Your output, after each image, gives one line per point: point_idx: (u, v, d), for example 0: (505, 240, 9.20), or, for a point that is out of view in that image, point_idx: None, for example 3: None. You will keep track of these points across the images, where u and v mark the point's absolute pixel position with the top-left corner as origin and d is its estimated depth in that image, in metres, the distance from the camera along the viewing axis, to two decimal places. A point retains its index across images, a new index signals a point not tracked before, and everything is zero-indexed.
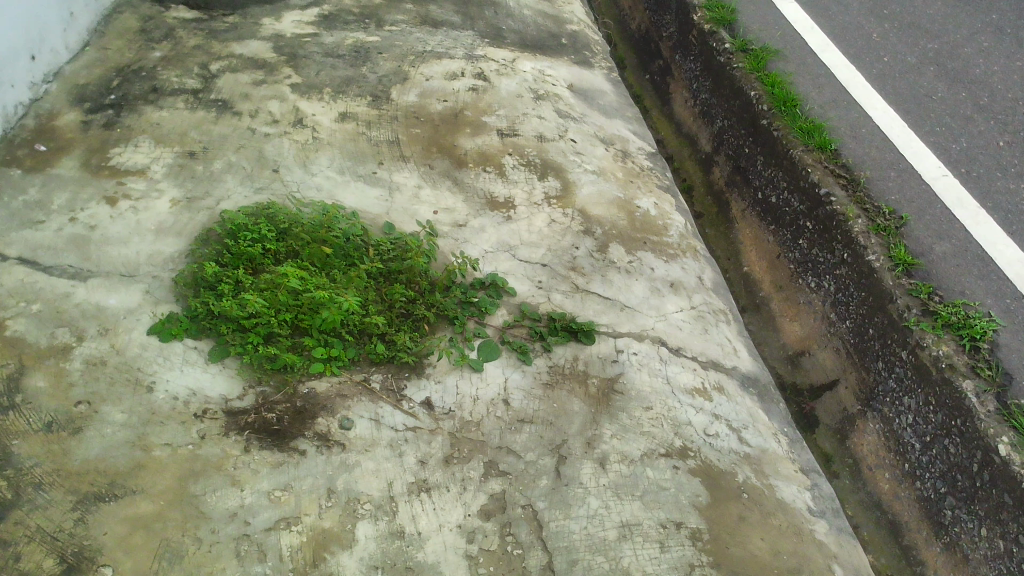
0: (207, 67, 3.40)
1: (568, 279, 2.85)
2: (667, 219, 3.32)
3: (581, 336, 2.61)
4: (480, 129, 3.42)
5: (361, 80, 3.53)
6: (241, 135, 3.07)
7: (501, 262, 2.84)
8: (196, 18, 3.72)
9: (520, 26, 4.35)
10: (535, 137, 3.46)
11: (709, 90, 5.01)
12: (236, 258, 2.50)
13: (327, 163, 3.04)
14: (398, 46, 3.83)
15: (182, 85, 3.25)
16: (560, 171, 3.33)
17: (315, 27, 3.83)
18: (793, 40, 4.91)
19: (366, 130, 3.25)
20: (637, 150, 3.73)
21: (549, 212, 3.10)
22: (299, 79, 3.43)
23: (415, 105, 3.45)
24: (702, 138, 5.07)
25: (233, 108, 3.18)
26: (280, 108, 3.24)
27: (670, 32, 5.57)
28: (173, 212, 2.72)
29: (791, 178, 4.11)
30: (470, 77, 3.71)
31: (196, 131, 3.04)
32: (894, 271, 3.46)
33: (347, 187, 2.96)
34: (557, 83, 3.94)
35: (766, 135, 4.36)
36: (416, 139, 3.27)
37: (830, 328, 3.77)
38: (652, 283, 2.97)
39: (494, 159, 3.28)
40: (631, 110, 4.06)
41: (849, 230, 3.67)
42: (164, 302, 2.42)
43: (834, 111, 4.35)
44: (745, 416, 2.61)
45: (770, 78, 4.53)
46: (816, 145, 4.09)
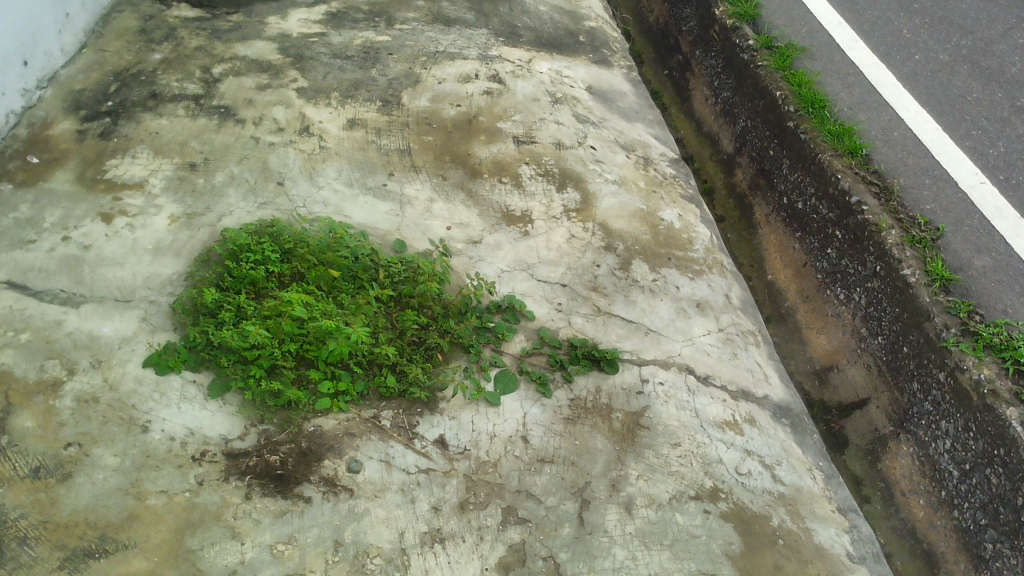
0: (209, 71, 3.23)
1: (589, 301, 2.69)
2: (691, 232, 3.16)
3: (603, 364, 2.47)
4: (495, 135, 3.25)
5: (370, 83, 3.36)
6: (244, 144, 2.91)
7: (519, 281, 2.68)
8: (199, 16, 3.57)
9: (536, 23, 4.17)
10: (552, 144, 3.28)
11: (731, 88, 4.82)
12: (238, 282, 2.35)
13: (335, 175, 2.88)
14: (409, 46, 3.66)
15: (183, 91, 3.09)
16: (580, 181, 3.15)
17: (322, 26, 3.67)
18: (821, 36, 4.71)
19: (376, 137, 3.08)
20: (659, 157, 3.56)
21: (569, 227, 2.93)
22: (306, 83, 3.27)
23: (427, 110, 3.28)
24: (723, 138, 4.89)
25: (235, 115, 3.02)
26: (285, 115, 3.08)
27: (689, 26, 5.36)
28: (172, 229, 2.57)
29: (819, 184, 3.93)
30: (485, 80, 3.54)
31: (197, 141, 2.89)
32: (931, 286, 3.29)
33: (356, 201, 2.80)
34: (575, 84, 3.77)
35: (792, 138, 4.18)
36: (429, 147, 3.11)
37: (861, 344, 3.61)
38: (677, 303, 2.81)
39: (510, 169, 3.11)
40: (653, 113, 3.88)
41: (882, 242, 3.50)
42: (161, 330, 2.28)
43: (865, 113, 4.16)
44: (778, 451, 2.45)
45: (796, 77, 4.34)
46: (846, 149, 3.91)
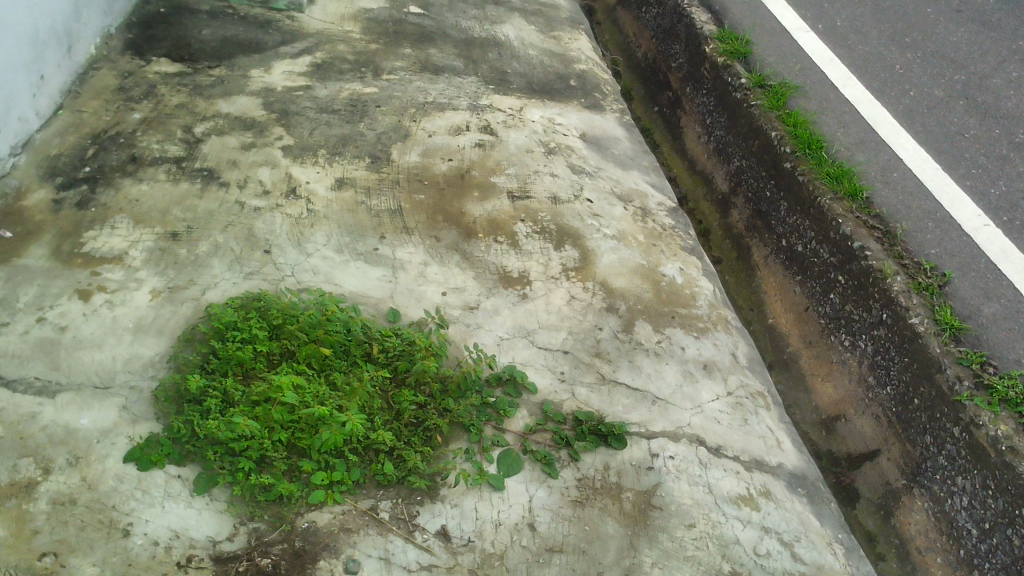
0: (191, 130, 3.13)
1: (592, 368, 2.58)
2: (694, 287, 3.06)
3: (611, 440, 2.35)
4: (488, 191, 3.15)
5: (358, 138, 3.26)
6: (229, 210, 2.79)
7: (519, 350, 2.57)
8: (180, 72, 3.48)
9: (526, 68, 4.10)
10: (548, 199, 3.18)
11: (724, 127, 4.74)
12: (223, 364, 2.23)
13: (324, 240, 2.77)
14: (397, 98, 3.57)
15: (164, 153, 2.97)
16: (577, 238, 3.05)
17: (307, 78, 3.59)
18: (813, 73, 4.66)
19: (366, 198, 2.97)
20: (657, 206, 3.46)
21: (568, 288, 2.83)
22: (292, 141, 3.17)
23: (418, 166, 3.18)
24: (717, 177, 4.80)
25: (219, 178, 2.91)
26: (272, 176, 2.97)
27: (679, 63, 5.30)
28: (154, 305, 2.45)
29: (820, 228, 3.85)
30: (476, 131, 3.44)
31: (179, 208, 2.77)
32: (940, 336, 3.21)
33: (347, 268, 2.69)
34: (567, 132, 3.68)
35: (789, 180, 4.10)
36: (421, 206, 3.00)
37: (869, 393, 3.51)
38: (683, 365, 2.71)
39: (505, 227, 3.00)
40: (648, 159, 3.79)
41: (888, 289, 3.41)
42: (143, 419, 2.14)
43: (862, 153, 4.10)
44: (796, 526, 2.34)
45: (791, 117, 4.27)
46: (846, 192, 3.83)
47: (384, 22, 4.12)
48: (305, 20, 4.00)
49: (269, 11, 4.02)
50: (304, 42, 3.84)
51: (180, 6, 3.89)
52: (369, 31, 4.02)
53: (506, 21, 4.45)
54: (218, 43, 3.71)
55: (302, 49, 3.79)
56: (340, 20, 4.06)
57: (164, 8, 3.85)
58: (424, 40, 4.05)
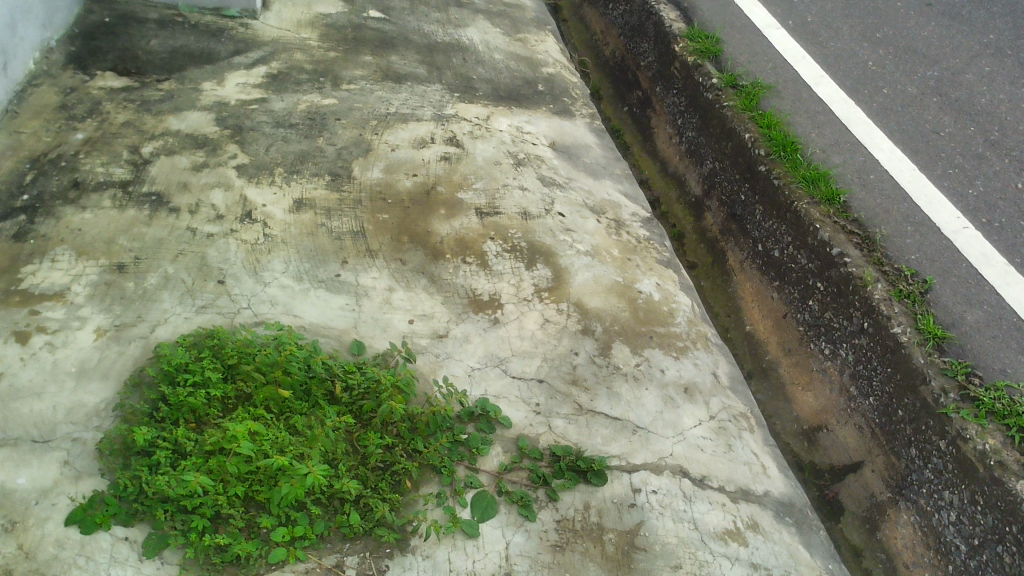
0: (138, 150, 2.95)
1: (569, 397, 2.46)
2: (672, 303, 2.95)
3: (590, 476, 2.24)
4: (455, 208, 3.00)
5: (317, 154, 3.11)
6: (179, 238, 2.62)
7: (491, 380, 2.44)
8: (126, 87, 3.30)
9: (492, 73, 3.96)
10: (518, 214, 3.05)
11: (696, 127, 4.63)
12: (174, 412, 2.08)
13: (282, 267, 2.61)
14: (358, 109, 3.41)
15: (109, 177, 2.80)
16: (550, 256, 2.92)
17: (262, 90, 3.42)
18: (786, 72, 4.56)
19: (326, 219, 2.82)
20: (631, 217, 3.35)
21: (541, 310, 2.71)
22: (246, 159, 3.01)
23: (381, 183, 3.03)
24: (690, 179, 4.69)
25: (169, 203, 2.74)
26: (225, 199, 2.80)
27: (648, 62, 5.18)
28: (98, 346, 2.28)
29: (797, 233, 3.76)
30: (441, 143, 3.29)
31: (126, 236, 2.59)
32: (924, 346, 3.13)
33: (307, 297, 2.54)
34: (537, 141, 3.55)
35: (764, 183, 4.00)
36: (384, 227, 2.85)
37: (851, 403, 3.42)
38: (664, 389, 2.60)
39: (474, 247, 2.87)
40: (620, 166, 3.68)
41: (869, 298, 3.33)
42: (86, 475, 1.98)
43: (838, 154, 4.01)
44: (786, 560, 2.24)
45: (765, 118, 4.17)
46: (823, 196, 3.75)
47: (342, 27, 3.96)
48: (259, 28, 3.83)
49: (221, 18, 3.84)
50: (259, 51, 3.68)
51: (126, 16, 3.71)
52: (327, 38, 3.85)
53: (470, 24, 4.30)
54: (167, 55, 3.54)
55: (257, 59, 3.62)
56: (296, 27, 3.90)
57: (109, 18, 3.66)
58: (385, 46, 3.89)
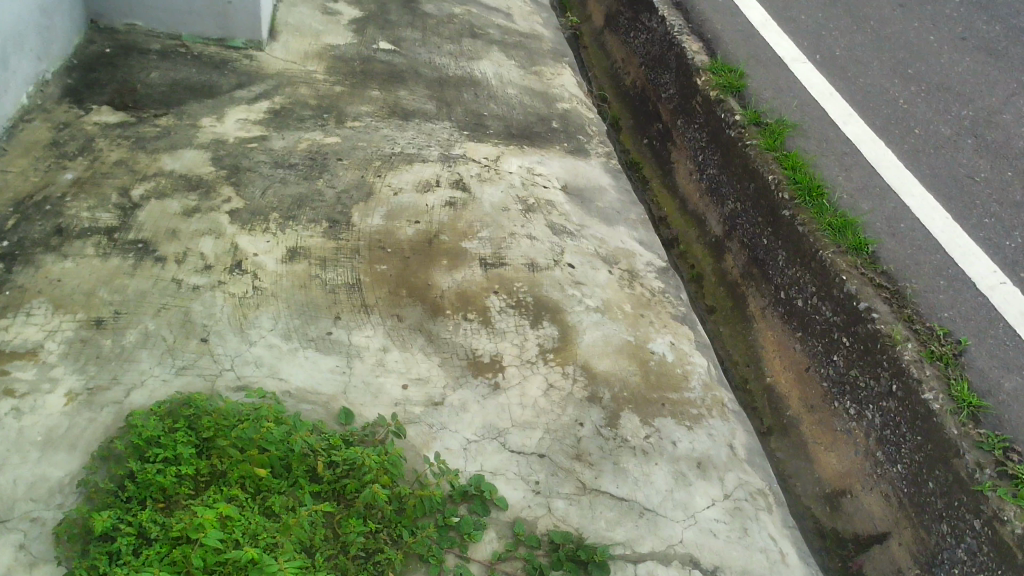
0: (127, 193, 2.81)
1: (571, 475, 2.30)
2: (686, 365, 2.77)
3: (591, 567, 2.07)
4: (458, 259, 2.84)
5: (315, 198, 2.96)
6: (164, 290, 2.48)
7: (488, 456, 2.28)
8: (121, 122, 3.18)
9: (505, 110, 3.80)
10: (525, 265, 2.88)
11: (717, 165, 4.45)
12: (141, 491, 1.93)
13: (270, 324, 2.46)
14: (362, 148, 3.26)
15: (95, 222, 2.66)
16: (557, 312, 2.75)
17: (263, 127, 3.29)
18: (812, 109, 4.38)
19: (320, 270, 2.67)
20: (645, 267, 3.17)
21: (545, 374, 2.53)
22: (240, 204, 2.87)
23: (380, 231, 2.87)
24: (710, 218, 4.50)
25: (155, 251, 2.60)
26: (214, 248, 2.66)
27: (669, 94, 5.00)
28: (67, 412, 2.14)
29: (821, 284, 3.56)
30: (446, 187, 3.14)
31: (107, 288, 2.45)
32: (957, 416, 2.93)
33: (295, 359, 2.38)
34: (548, 183, 3.38)
35: (788, 229, 3.81)
36: (382, 280, 2.69)
37: (878, 469, 3.17)
38: (675, 465, 2.42)
39: (476, 302, 2.70)
40: (636, 211, 3.50)
41: (898, 358, 3.13)
42: (42, 563, 1.85)
43: (866, 200, 3.82)
44: None
45: (790, 159, 3.99)
46: (850, 246, 3.56)
47: (350, 60, 3.82)
48: (265, 60, 3.70)
49: (225, 49, 3.72)
50: (263, 84, 3.55)
51: (128, 47, 3.60)
52: (334, 71, 3.72)
53: (483, 56, 4.15)
54: (167, 88, 3.42)
55: (260, 92, 3.49)
56: (302, 58, 3.77)
57: (110, 49, 3.56)
58: (393, 80, 3.75)
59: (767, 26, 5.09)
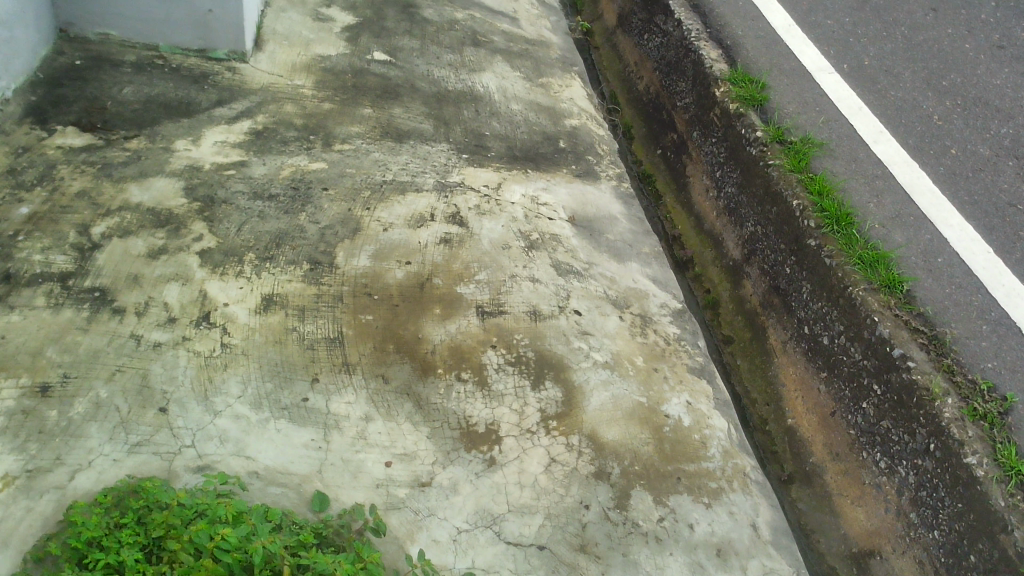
0: (88, 230, 2.54)
1: (574, 571, 2.04)
2: (704, 429, 2.50)
3: None
4: (452, 306, 2.57)
5: (296, 235, 2.69)
6: (121, 349, 2.21)
7: (480, 549, 2.03)
8: (88, 146, 2.90)
9: (508, 128, 3.51)
10: (526, 314, 2.61)
11: (737, 183, 4.14)
12: None
13: (238, 389, 2.19)
14: (350, 176, 2.98)
15: (48, 266, 2.39)
16: (561, 369, 2.48)
17: (242, 151, 3.01)
18: (840, 125, 4.08)
19: (298, 322, 2.40)
20: (659, 310, 2.90)
21: (547, 446, 2.27)
22: (213, 242, 2.59)
23: (367, 274, 2.60)
24: (727, 240, 4.20)
25: (114, 301, 2.33)
26: (181, 296, 2.38)
27: (685, 102, 4.69)
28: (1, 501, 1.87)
29: (850, 323, 3.29)
30: (442, 221, 2.86)
31: (55, 347, 2.18)
32: (1004, 485, 2.67)
33: (264, 432, 2.12)
34: (553, 214, 3.10)
35: (813, 260, 3.53)
36: (367, 332, 2.43)
37: (909, 533, 2.90)
38: (691, 554, 2.16)
39: (470, 358, 2.43)
40: (649, 243, 3.22)
41: (936, 416, 2.86)
42: None
43: (900, 230, 3.54)
44: None
45: (816, 183, 3.70)
46: (884, 283, 3.29)
47: (342, 72, 3.54)
48: (249, 73, 3.42)
49: (206, 61, 3.44)
50: (245, 101, 3.27)
51: (100, 58, 3.32)
52: (324, 85, 3.44)
53: (486, 68, 3.86)
54: (140, 106, 3.14)
55: (242, 111, 3.21)
56: (289, 71, 3.48)
57: (80, 61, 3.28)
58: (388, 96, 3.47)
59: (790, 32, 4.78)
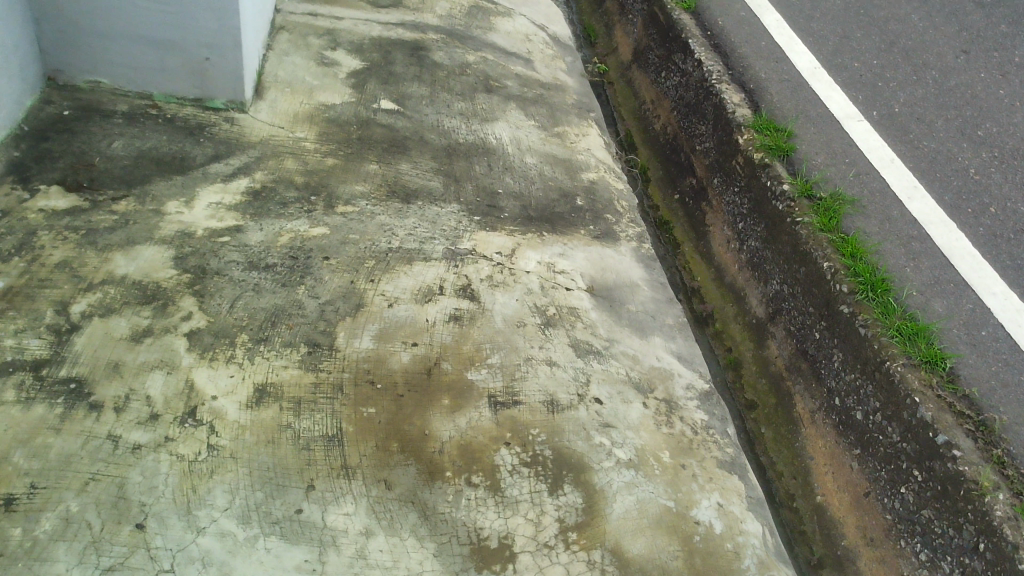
0: (67, 308, 2.32)
1: None
2: (738, 537, 2.27)
3: None
4: (463, 396, 2.35)
5: (294, 312, 2.47)
6: (96, 452, 1.99)
7: None
8: (72, 207, 2.68)
9: (522, 185, 3.31)
10: (543, 405, 2.39)
11: (761, 237, 3.89)
12: None
13: (224, 501, 1.98)
14: (353, 243, 2.77)
15: (20, 353, 2.17)
16: (580, 470, 2.26)
17: (238, 214, 2.80)
18: (872, 181, 3.90)
19: (294, 418, 2.19)
20: (685, 393, 2.68)
21: (567, 564, 2.07)
22: (202, 321, 2.38)
23: (370, 357, 2.38)
24: (750, 297, 3.90)
25: (92, 394, 2.11)
26: (165, 388, 2.17)
27: (705, 147, 4.43)
28: None
29: (887, 401, 3.06)
30: (451, 294, 2.65)
31: (23, 451, 1.96)
32: None
33: (253, 553, 1.90)
34: (571, 283, 2.89)
35: (846, 328, 3.30)
36: (369, 429, 2.21)
37: None
38: None
39: (482, 458, 2.22)
40: (673, 313, 3.00)
41: (987, 513, 2.63)
42: None
43: (940, 299, 3.38)
44: None
45: (849, 245, 3.51)
46: (925, 359, 3.09)
47: (347, 123, 3.33)
48: (248, 124, 3.22)
49: (203, 111, 3.25)
50: (243, 156, 3.06)
51: (90, 109, 3.12)
52: (327, 138, 3.23)
53: (499, 117, 3.66)
54: (130, 161, 2.92)
55: (239, 166, 3.00)
56: (291, 122, 3.27)
57: (69, 111, 3.08)
58: (395, 150, 3.26)
59: (815, 75, 4.58)
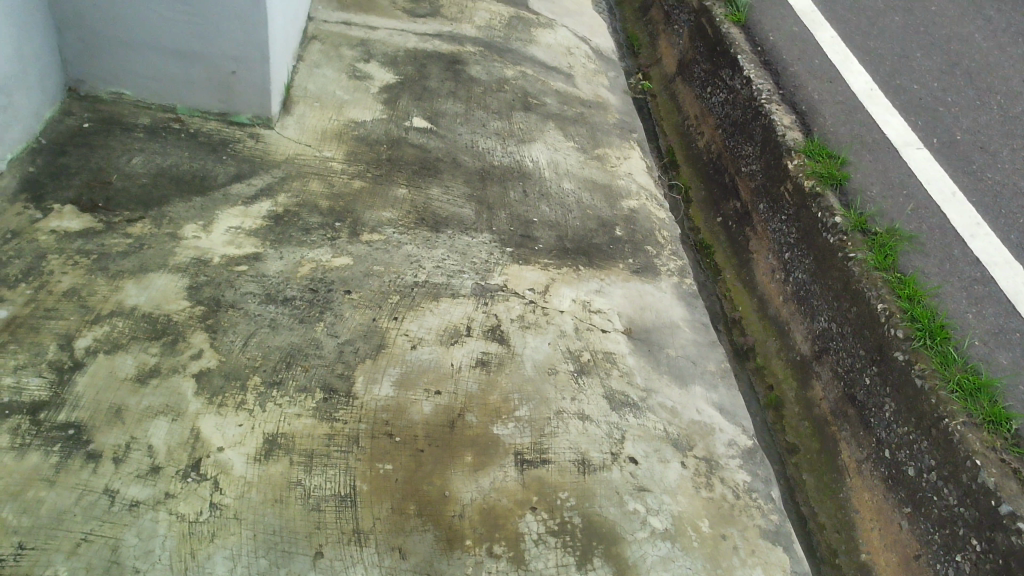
0: (71, 342, 2.17)
1: None
2: None
3: None
4: (487, 453, 2.18)
5: (311, 351, 2.32)
6: (91, 509, 1.85)
7: None
8: (85, 229, 2.54)
9: (558, 213, 3.13)
10: (574, 465, 2.22)
11: (808, 270, 3.67)
12: None
13: (225, 570, 1.84)
14: (377, 275, 2.61)
15: (18, 393, 2.02)
16: (611, 542, 2.10)
17: (257, 240, 2.64)
18: (932, 216, 3.67)
19: (304, 474, 2.04)
20: (727, 450, 2.48)
21: None
22: (213, 361, 2.23)
23: (389, 407, 2.22)
24: (795, 332, 3.68)
25: (91, 442, 1.96)
26: (169, 437, 2.02)
27: (750, 169, 4.20)
28: None
29: (944, 461, 2.83)
30: (479, 336, 2.49)
31: (13, 506, 1.82)
32: None
33: None
34: (607, 325, 2.71)
35: (900, 378, 3.08)
36: (385, 489, 2.05)
37: None
38: None
39: (506, 526, 2.06)
40: (715, 358, 2.80)
41: None
42: None
43: (1003, 350, 3.16)
44: None
45: (906, 287, 3.28)
46: (989, 418, 2.87)
47: (376, 142, 3.17)
48: (273, 140, 3.07)
49: (227, 126, 3.11)
50: (266, 176, 2.91)
51: (111, 121, 2.99)
52: (355, 157, 3.08)
53: (536, 137, 3.48)
54: (149, 179, 2.78)
55: (261, 188, 2.85)
56: (318, 139, 3.12)
57: (89, 124, 2.95)
58: (426, 172, 3.10)
59: (872, 98, 4.34)
